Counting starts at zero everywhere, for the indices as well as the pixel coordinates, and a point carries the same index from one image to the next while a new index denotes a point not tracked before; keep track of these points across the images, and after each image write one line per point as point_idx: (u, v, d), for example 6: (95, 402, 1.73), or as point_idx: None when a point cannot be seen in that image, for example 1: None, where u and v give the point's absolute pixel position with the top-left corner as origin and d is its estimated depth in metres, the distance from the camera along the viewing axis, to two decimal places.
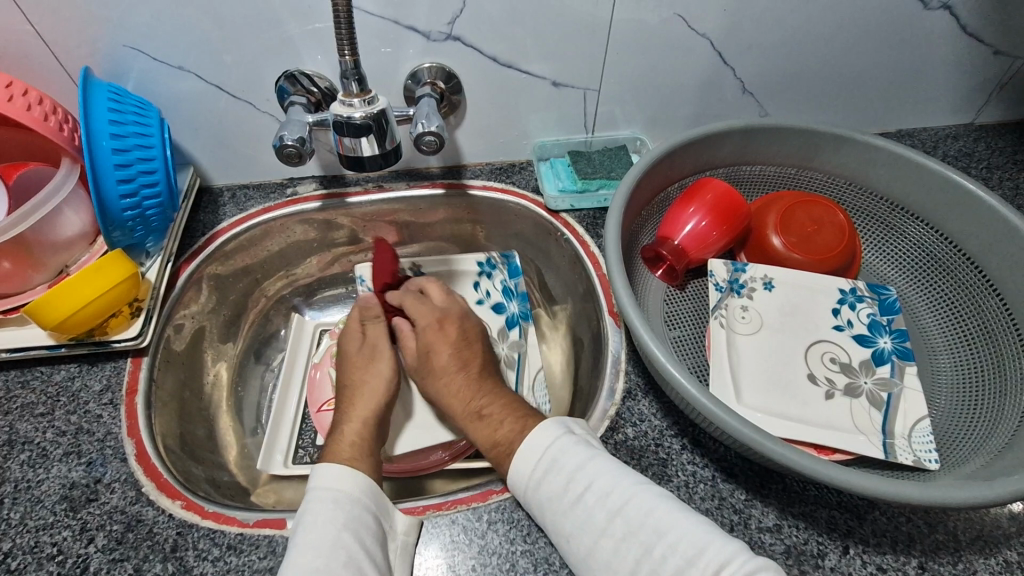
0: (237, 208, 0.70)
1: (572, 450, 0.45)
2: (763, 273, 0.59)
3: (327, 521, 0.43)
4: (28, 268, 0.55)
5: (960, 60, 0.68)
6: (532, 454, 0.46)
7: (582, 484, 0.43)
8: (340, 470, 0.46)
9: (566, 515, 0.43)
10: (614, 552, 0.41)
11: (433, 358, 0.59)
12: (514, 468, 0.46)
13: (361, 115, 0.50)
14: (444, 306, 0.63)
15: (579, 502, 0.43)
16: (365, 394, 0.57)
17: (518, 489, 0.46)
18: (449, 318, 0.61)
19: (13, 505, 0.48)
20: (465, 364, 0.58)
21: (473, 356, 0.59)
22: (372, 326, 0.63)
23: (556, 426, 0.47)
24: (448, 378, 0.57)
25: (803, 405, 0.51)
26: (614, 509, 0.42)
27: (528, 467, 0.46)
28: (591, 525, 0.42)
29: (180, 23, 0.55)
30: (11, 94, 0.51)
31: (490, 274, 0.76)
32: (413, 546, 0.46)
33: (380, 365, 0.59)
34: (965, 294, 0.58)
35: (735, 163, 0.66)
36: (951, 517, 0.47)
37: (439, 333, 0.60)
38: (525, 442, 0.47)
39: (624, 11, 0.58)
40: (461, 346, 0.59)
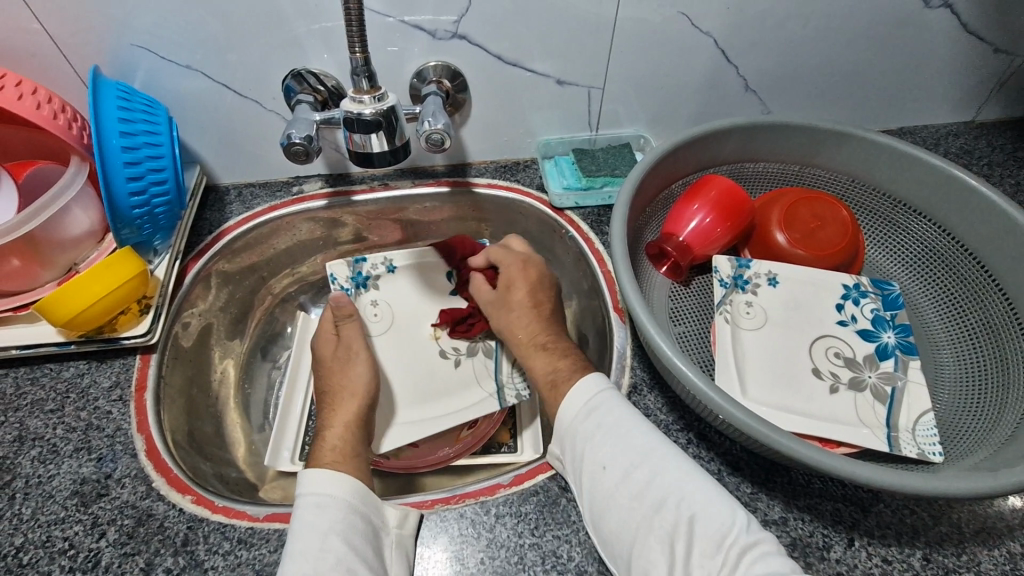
0: (244, 206, 0.71)
1: (611, 404, 0.47)
2: (767, 269, 0.60)
3: (314, 526, 0.43)
4: (37, 266, 0.56)
5: (960, 58, 0.69)
6: (577, 399, 0.48)
7: (615, 434, 0.45)
8: (326, 475, 0.46)
9: (598, 456, 0.45)
10: (631, 500, 0.42)
11: (510, 294, 0.60)
12: (564, 405, 0.49)
13: (370, 112, 0.50)
14: (526, 254, 0.63)
15: (610, 448, 0.45)
16: (348, 395, 0.57)
17: (559, 429, 0.48)
18: (531, 263, 0.62)
19: (24, 500, 0.48)
20: (537, 304, 0.59)
21: (545, 300, 0.60)
22: (346, 327, 0.63)
23: (601, 380, 0.49)
24: (518, 313, 0.59)
25: (808, 399, 0.51)
26: (641, 460, 0.44)
27: (575, 404, 0.48)
28: (617, 472, 0.43)
29: (189, 22, 0.55)
30: (20, 93, 0.51)
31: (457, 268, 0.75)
32: (415, 542, 0.47)
33: (357, 370, 0.59)
34: (968, 289, 0.59)
35: (738, 161, 0.66)
36: (954, 509, 0.48)
37: (515, 275, 0.61)
38: (574, 387, 0.49)
39: (629, 9, 0.59)
40: (539, 281, 0.61)
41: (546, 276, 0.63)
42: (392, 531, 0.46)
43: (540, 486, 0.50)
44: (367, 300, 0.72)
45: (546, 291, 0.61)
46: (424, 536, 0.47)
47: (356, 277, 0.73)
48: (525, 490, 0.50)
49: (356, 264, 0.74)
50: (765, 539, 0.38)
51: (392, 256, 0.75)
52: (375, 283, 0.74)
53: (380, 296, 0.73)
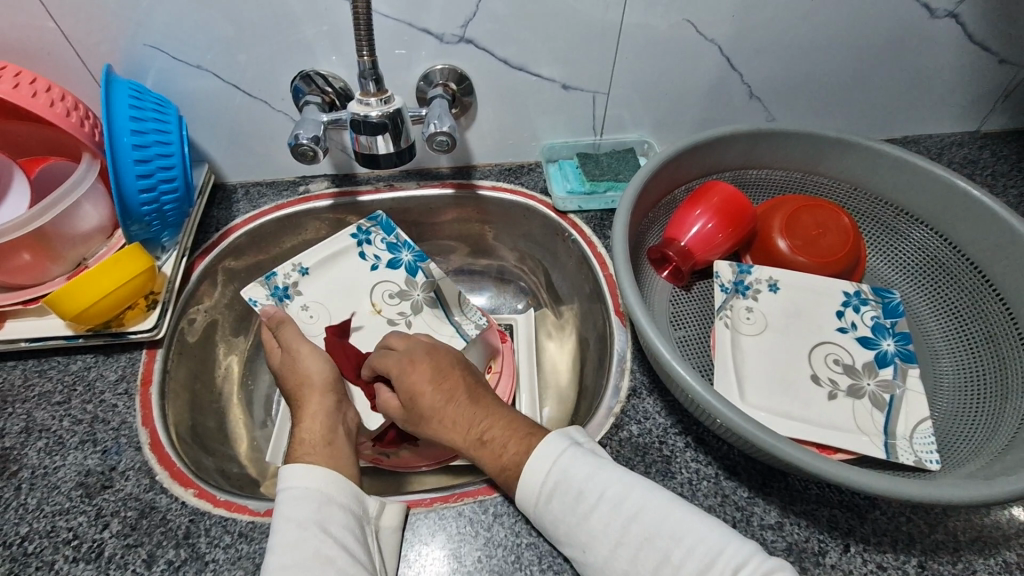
0: (250, 205, 0.71)
1: (574, 469, 0.45)
2: (768, 274, 0.60)
3: (290, 518, 0.42)
4: (47, 260, 0.57)
5: (964, 68, 0.69)
6: (540, 472, 0.45)
7: (590, 505, 0.43)
8: (301, 469, 0.45)
9: (577, 530, 0.43)
10: (623, 574, 0.41)
11: (416, 402, 0.51)
12: (523, 482, 0.45)
13: (377, 114, 0.51)
14: (410, 349, 0.54)
15: (586, 525, 0.43)
16: (308, 390, 0.55)
17: (526, 505, 0.46)
18: (420, 356, 0.53)
19: (30, 491, 0.49)
20: (450, 395, 0.51)
21: (457, 385, 0.51)
22: (282, 331, 0.59)
23: (558, 443, 0.46)
24: (439, 415, 0.50)
25: (807, 405, 0.52)
26: (623, 528, 0.42)
27: (536, 485, 0.45)
28: (600, 546, 0.42)
29: (200, 22, 0.56)
30: (34, 91, 0.52)
31: (369, 241, 0.72)
32: (401, 533, 0.47)
33: (308, 362, 0.57)
34: (968, 299, 0.59)
35: (741, 167, 0.67)
36: (951, 517, 0.48)
37: (411, 378, 0.52)
38: (531, 458, 0.46)
39: (634, 15, 0.59)
40: (438, 368, 0.52)
41: (445, 356, 0.54)
42: (374, 521, 0.46)
43: None
44: (295, 308, 0.67)
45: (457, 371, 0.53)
46: (422, 532, 0.48)
47: (275, 292, 0.67)
48: None
49: (268, 280, 0.67)
50: (776, 565, 0.39)
51: (301, 259, 0.69)
52: (296, 291, 0.68)
53: (309, 299, 0.68)
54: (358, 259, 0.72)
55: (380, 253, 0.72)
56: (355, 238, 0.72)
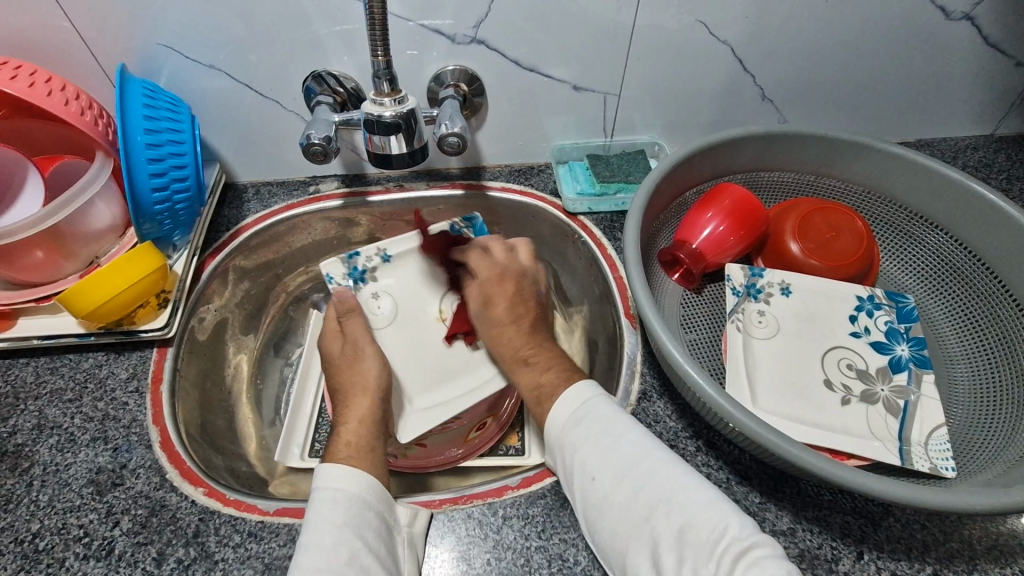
0: (261, 204, 0.72)
1: (597, 413, 0.46)
2: (781, 278, 0.59)
3: (328, 520, 0.42)
4: (60, 258, 0.57)
5: (981, 70, 0.68)
6: (569, 404, 0.47)
7: (609, 438, 0.44)
8: (343, 470, 0.45)
9: (590, 460, 0.44)
10: (620, 511, 0.41)
11: (490, 312, 0.60)
12: (553, 411, 0.48)
13: (391, 114, 0.51)
14: (502, 262, 0.62)
15: (597, 460, 0.44)
16: (359, 392, 0.55)
17: (550, 437, 0.48)
18: (510, 274, 0.61)
19: (41, 488, 0.49)
20: (518, 317, 0.58)
21: (527, 313, 0.59)
22: (349, 322, 0.63)
23: (592, 388, 0.48)
24: (504, 330, 0.58)
25: (819, 410, 0.51)
26: (629, 473, 0.43)
27: (564, 413, 0.47)
28: (608, 478, 0.43)
29: (212, 22, 0.56)
30: (49, 89, 0.53)
31: (458, 240, 0.72)
32: (425, 540, 0.47)
33: (367, 363, 0.58)
34: (984, 304, 0.58)
35: (753, 170, 0.66)
36: (966, 526, 0.47)
37: (494, 289, 0.60)
38: (564, 393, 0.48)
39: (646, 16, 0.59)
40: (518, 296, 0.59)
41: (528, 280, 0.62)
42: (405, 529, 0.46)
43: (548, 489, 0.50)
44: (369, 296, 0.69)
45: (528, 304, 0.59)
46: (431, 535, 0.47)
47: (354, 272, 0.70)
48: (532, 493, 0.50)
49: (349, 259, 0.70)
50: (760, 543, 0.37)
51: (387, 245, 0.71)
52: (372, 276, 0.70)
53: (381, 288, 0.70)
54: (437, 259, 0.72)
55: None
56: (444, 237, 0.71)
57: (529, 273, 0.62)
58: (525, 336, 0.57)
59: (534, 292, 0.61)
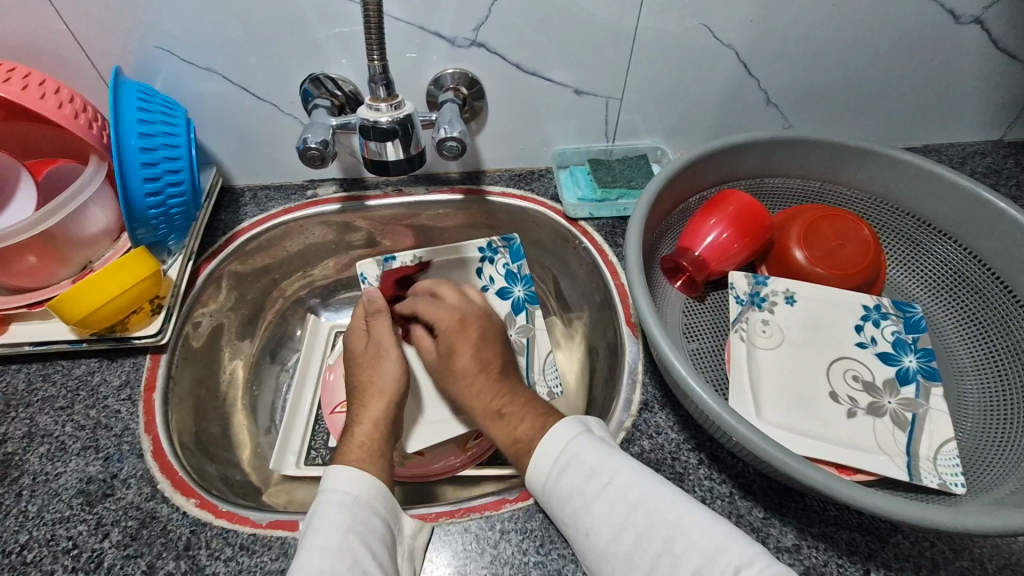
0: (258, 208, 0.71)
1: (582, 454, 0.44)
2: (785, 287, 0.58)
3: (333, 524, 0.41)
4: (52, 263, 0.56)
5: (990, 74, 0.67)
6: (551, 451, 0.46)
7: (596, 484, 0.43)
8: (357, 473, 0.44)
9: (584, 512, 0.42)
10: (624, 560, 0.40)
11: (456, 357, 0.56)
12: (533, 465, 0.46)
13: (387, 120, 0.50)
14: (461, 306, 0.60)
15: (590, 509, 0.42)
16: (375, 394, 0.54)
17: (535, 487, 0.46)
18: (471, 320, 0.59)
19: (30, 498, 0.48)
20: (486, 364, 0.55)
21: (493, 357, 0.55)
22: (376, 322, 0.60)
23: (572, 427, 0.46)
24: (469, 380, 0.54)
25: (824, 423, 0.50)
26: (626, 519, 0.41)
27: (546, 463, 0.45)
28: (603, 528, 0.41)
29: (207, 24, 0.55)
30: (43, 92, 0.52)
31: (492, 259, 0.73)
32: (424, 552, 0.46)
33: (388, 366, 0.56)
34: (994, 315, 0.57)
35: (757, 175, 0.65)
36: (976, 544, 0.46)
37: (455, 334, 0.57)
38: (544, 438, 0.46)
39: (650, 19, 0.58)
40: (484, 339, 0.57)
41: (490, 326, 0.59)
42: (406, 539, 0.45)
43: None
44: (380, 301, 0.66)
45: (496, 345, 0.57)
46: (427, 549, 0.46)
47: (385, 277, 0.70)
48: (531, 506, 0.49)
49: (386, 262, 0.70)
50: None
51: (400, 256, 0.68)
52: (402, 284, 0.71)
53: None
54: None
55: (495, 274, 0.73)
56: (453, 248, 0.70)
57: (490, 316, 0.60)
58: (497, 383, 0.53)
59: (498, 334, 0.59)
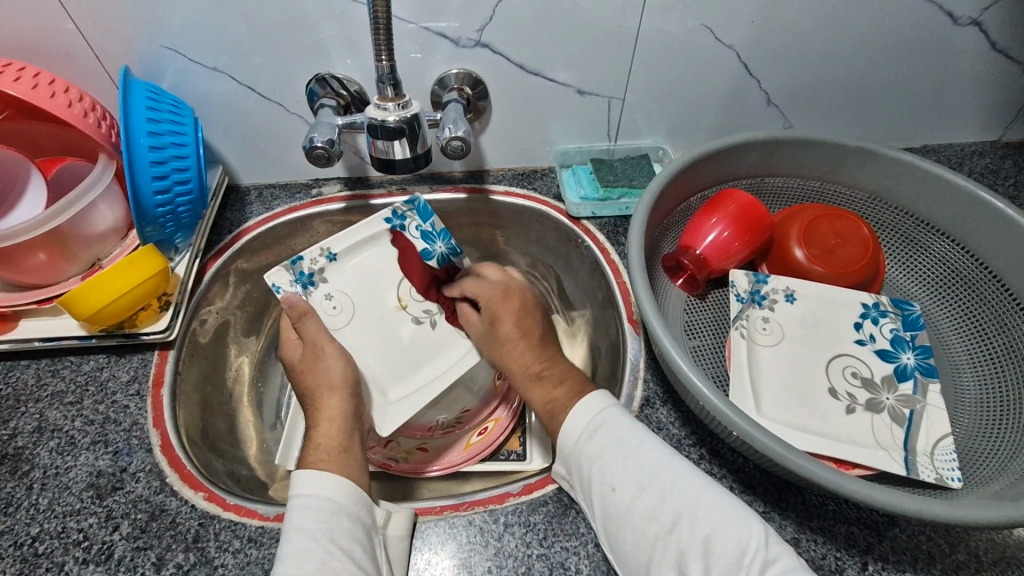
0: (263, 206, 0.72)
1: (617, 421, 0.47)
2: (785, 285, 0.59)
3: (301, 528, 0.42)
4: (62, 260, 0.57)
5: (988, 75, 0.67)
6: (585, 416, 0.47)
7: (627, 449, 0.45)
8: (315, 475, 0.44)
9: (612, 470, 0.44)
10: (645, 518, 0.42)
11: (498, 329, 0.58)
12: (566, 427, 0.48)
13: (394, 119, 0.51)
14: (504, 280, 0.63)
15: (619, 468, 0.44)
16: (325, 390, 0.54)
17: (564, 449, 0.47)
18: (516, 292, 0.60)
19: (41, 491, 0.49)
20: (528, 331, 0.57)
21: (535, 327, 0.58)
22: (305, 325, 0.59)
23: (605, 398, 0.48)
24: (513, 346, 0.56)
25: (824, 419, 0.51)
26: (653, 478, 0.43)
27: (579, 425, 0.47)
28: (628, 486, 0.43)
29: (215, 25, 0.56)
30: (53, 92, 0.53)
31: (403, 227, 0.68)
32: (408, 541, 0.47)
33: (329, 361, 0.57)
34: (991, 313, 0.58)
35: (758, 175, 0.66)
36: (973, 537, 0.47)
37: (499, 305, 0.59)
38: (576, 406, 0.48)
39: (652, 20, 0.59)
40: (522, 312, 0.59)
41: (530, 297, 0.61)
42: (381, 531, 0.46)
43: (550, 497, 0.50)
44: (321, 296, 0.65)
45: (538, 318, 0.59)
46: (432, 541, 0.47)
47: (300, 276, 0.65)
48: (534, 499, 0.50)
49: (293, 265, 0.64)
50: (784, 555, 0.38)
51: (329, 244, 0.66)
52: (321, 278, 0.65)
53: (333, 287, 0.66)
54: (390, 248, 0.68)
55: (410, 242, 0.68)
56: (389, 223, 0.68)
57: (527, 288, 0.62)
58: (537, 350, 0.55)
59: (539, 306, 0.61)
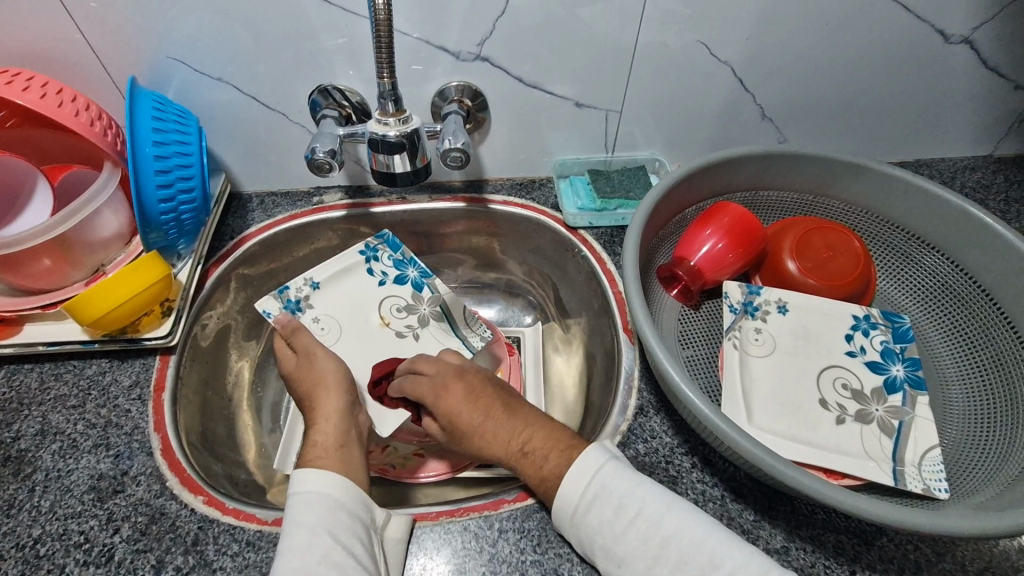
0: (265, 214, 0.73)
1: (612, 485, 0.45)
2: (778, 296, 0.60)
3: (301, 524, 0.43)
4: (66, 266, 0.58)
5: (979, 92, 0.69)
6: (579, 483, 0.46)
7: (629, 516, 0.44)
8: (317, 472, 0.45)
9: (617, 545, 0.43)
10: None
11: (456, 425, 0.53)
12: (560, 495, 0.46)
13: (396, 133, 0.52)
14: (440, 371, 0.56)
15: (624, 542, 0.43)
16: (322, 389, 0.55)
17: (561, 520, 0.46)
18: (466, 370, 0.56)
19: (43, 493, 0.50)
20: (488, 411, 0.52)
21: (492, 400, 0.53)
22: (297, 338, 0.60)
23: (599, 457, 0.47)
24: (478, 434, 0.52)
25: (814, 429, 0.52)
26: (661, 547, 0.42)
27: (573, 496, 0.45)
28: (636, 561, 0.43)
29: (221, 37, 0.57)
30: (61, 101, 0.54)
31: (376, 258, 0.73)
32: (406, 544, 0.47)
33: (323, 363, 0.57)
34: (979, 326, 0.59)
35: (752, 188, 0.67)
36: (959, 547, 0.48)
37: (445, 400, 0.54)
38: (571, 471, 0.46)
39: (649, 35, 0.60)
40: (473, 391, 0.54)
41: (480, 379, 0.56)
42: (380, 530, 0.46)
43: (544, 503, 0.51)
44: (309, 320, 0.68)
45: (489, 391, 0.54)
46: (427, 544, 0.48)
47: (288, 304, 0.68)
48: (528, 506, 0.50)
49: (281, 294, 0.67)
50: None
51: (313, 273, 0.70)
52: (308, 305, 0.68)
53: (320, 311, 0.69)
54: (365, 276, 0.72)
55: (387, 270, 0.73)
56: (363, 256, 0.72)
57: (480, 370, 0.57)
58: (510, 424, 0.51)
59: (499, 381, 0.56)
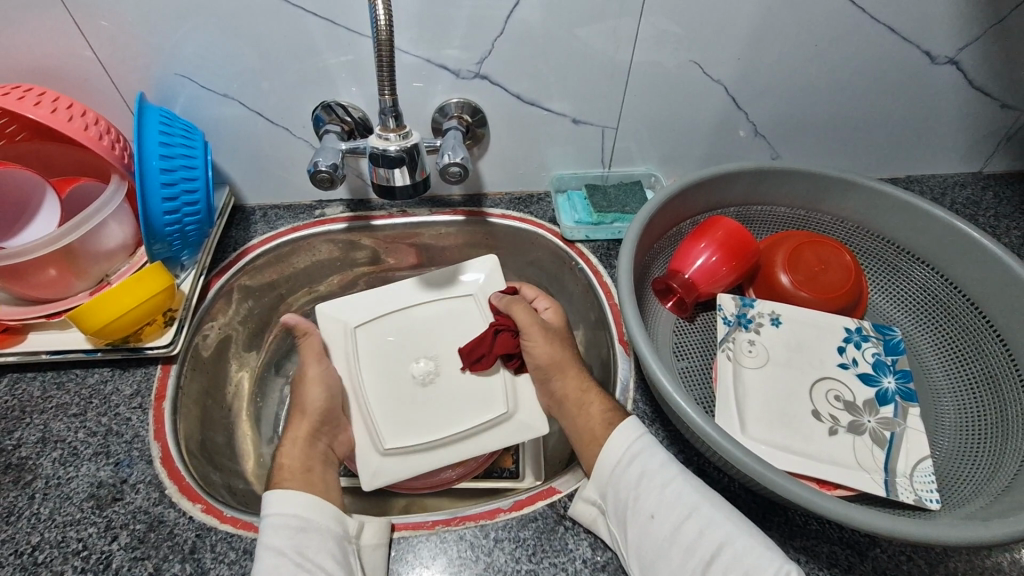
0: (268, 226, 0.74)
1: (651, 451, 0.49)
2: (771, 309, 0.61)
3: (272, 545, 0.44)
4: (72, 275, 0.59)
5: (967, 112, 0.70)
6: (623, 443, 0.50)
7: (660, 482, 0.47)
8: (286, 494, 0.48)
9: (651, 500, 0.46)
10: (683, 550, 0.44)
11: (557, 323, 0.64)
12: (605, 449, 0.50)
13: (395, 148, 0.53)
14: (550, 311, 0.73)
15: (656, 500, 0.46)
16: (299, 415, 0.59)
17: (599, 474, 0.50)
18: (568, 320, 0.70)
19: (42, 500, 0.50)
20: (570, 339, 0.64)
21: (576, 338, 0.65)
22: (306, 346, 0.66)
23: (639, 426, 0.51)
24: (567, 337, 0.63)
25: (807, 440, 0.52)
26: (692, 509, 0.45)
27: (616, 452, 0.50)
28: (668, 518, 0.45)
29: (227, 54, 0.59)
30: (71, 116, 0.55)
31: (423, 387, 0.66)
32: (386, 549, 0.48)
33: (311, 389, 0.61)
34: (969, 338, 0.59)
35: (745, 203, 0.68)
36: (951, 558, 0.48)
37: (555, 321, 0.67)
38: (614, 433, 0.51)
39: (643, 54, 0.62)
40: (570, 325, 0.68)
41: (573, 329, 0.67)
42: (356, 540, 0.48)
43: (540, 513, 0.51)
44: None
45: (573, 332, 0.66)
46: (422, 555, 0.48)
47: None
48: (524, 515, 0.51)
49: None
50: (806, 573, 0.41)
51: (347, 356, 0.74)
52: None
53: None
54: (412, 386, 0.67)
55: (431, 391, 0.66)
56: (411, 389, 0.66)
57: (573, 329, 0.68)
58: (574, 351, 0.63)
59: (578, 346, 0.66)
